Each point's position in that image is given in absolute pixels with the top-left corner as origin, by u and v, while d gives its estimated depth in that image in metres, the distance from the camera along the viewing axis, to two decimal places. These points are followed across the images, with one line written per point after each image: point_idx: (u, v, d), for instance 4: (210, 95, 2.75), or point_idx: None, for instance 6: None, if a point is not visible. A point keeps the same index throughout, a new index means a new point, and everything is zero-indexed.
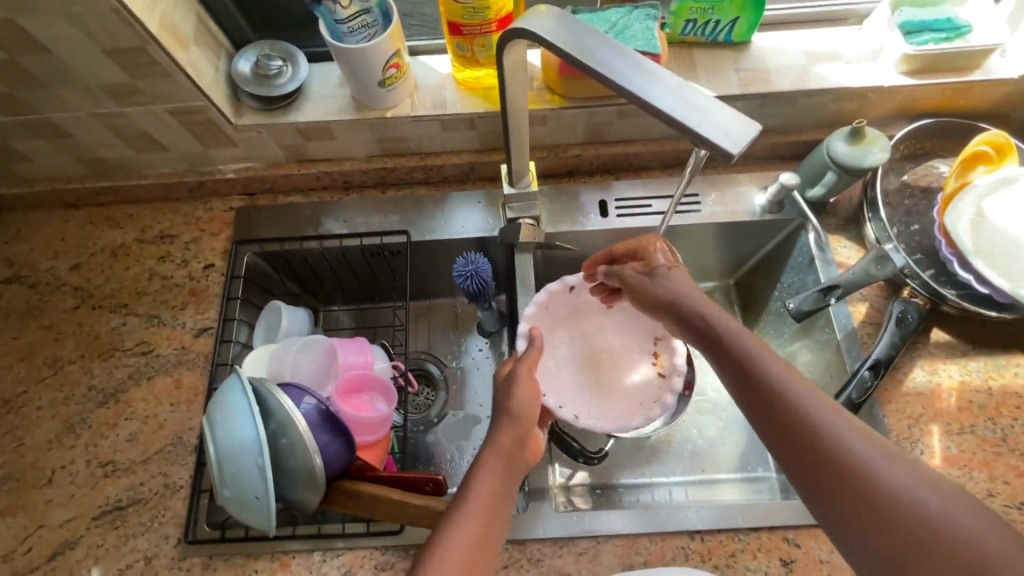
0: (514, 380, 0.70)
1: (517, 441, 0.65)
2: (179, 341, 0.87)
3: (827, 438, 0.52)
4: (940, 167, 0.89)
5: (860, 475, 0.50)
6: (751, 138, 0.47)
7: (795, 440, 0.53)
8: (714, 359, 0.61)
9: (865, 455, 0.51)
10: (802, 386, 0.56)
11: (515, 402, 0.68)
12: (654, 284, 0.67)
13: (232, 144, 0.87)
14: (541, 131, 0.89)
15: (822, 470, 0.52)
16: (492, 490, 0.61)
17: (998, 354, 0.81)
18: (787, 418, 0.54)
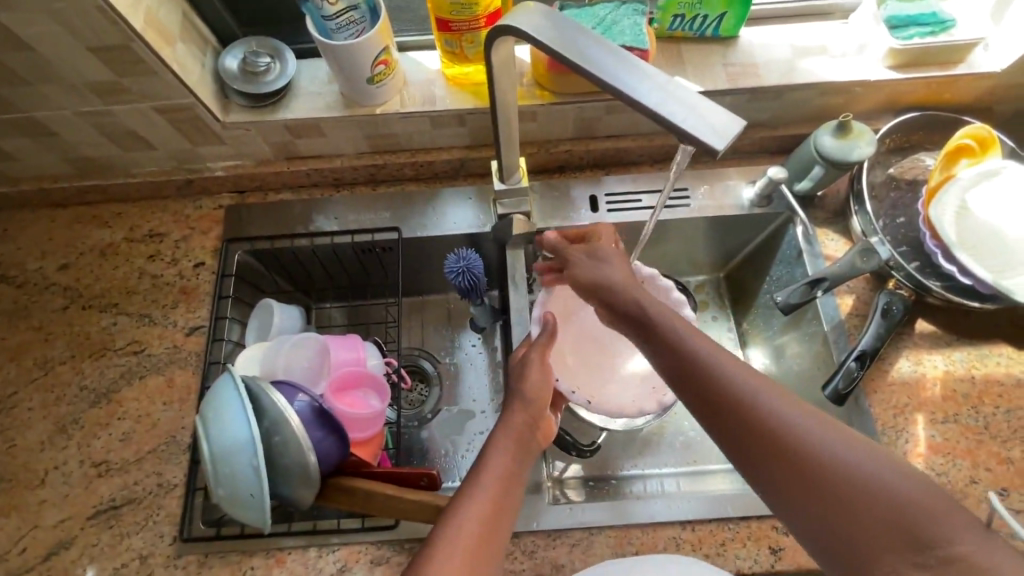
0: (526, 363, 0.72)
1: (529, 423, 0.67)
2: (171, 340, 0.87)
3: (759, 413, 0.54)
4: (925, 160, 0.90)
5: (795, 446, 0.53)
6: (739, 134, 0.47)
7: (732, 419, 0.55)
8: (648, 345, 0.63)
9: (797, 425, 0.53)
10: (732, 365, 0.58)
11: (528, 385, 0.70)
12: (596, 268, 0.70)
13: (220, 142, 0.87)
14: (532, 127, 0.89)
15: (759, 447, 0.54)
16: (505, 469, 0.63)
17: (981, 344, 0.82)
18: (723, 398, 0.56)
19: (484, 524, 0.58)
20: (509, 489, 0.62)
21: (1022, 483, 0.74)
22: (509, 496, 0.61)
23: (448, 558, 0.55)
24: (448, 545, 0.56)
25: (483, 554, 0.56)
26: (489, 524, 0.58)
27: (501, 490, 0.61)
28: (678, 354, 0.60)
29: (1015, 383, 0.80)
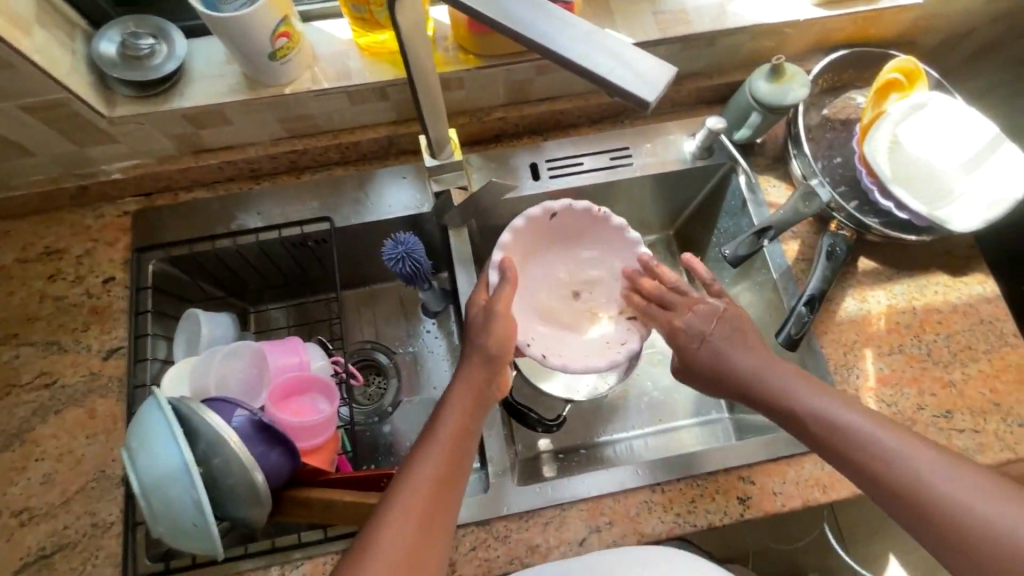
0: (488, 315, 0.71)
1: (489, 380, 0.68)
2: (86, 367, 0.78)
3: (920, 490, 0.57)
4: (856, 98, 0.90)
5: (948, 509, 0.55)
6: (667, 84, 0.43)
7: (909, 507, 0.57)
8: (800, 433, 0.64)
9: (950, 488, 0.56)
10: (886, 439, 0.59)
11: (490, 339, 0.69)
12: (718, 352, 0.71)
13: (111, 140, 0.77)
14: (460, 95, 0.83)
15: (911, 509, 0.57)
16: (456, 430, 0.64)
17: (919, 275, 0.85)
18: (867, 465, 0.59)
19: (433, 487, 0.60)
20: (463, 450, 0.64)
21: (964, 403, 0.78)
22: (462, 457, 0.63)
23: (400, 524, 0.57)
24: (400, 513, 0.57)
25: (435, 517, 0.59)
26: (439, 488, 0.60)
27: (452, 452, 0.63)
28: (816, 428, 0.63)
29: (952, 309, 0.83)
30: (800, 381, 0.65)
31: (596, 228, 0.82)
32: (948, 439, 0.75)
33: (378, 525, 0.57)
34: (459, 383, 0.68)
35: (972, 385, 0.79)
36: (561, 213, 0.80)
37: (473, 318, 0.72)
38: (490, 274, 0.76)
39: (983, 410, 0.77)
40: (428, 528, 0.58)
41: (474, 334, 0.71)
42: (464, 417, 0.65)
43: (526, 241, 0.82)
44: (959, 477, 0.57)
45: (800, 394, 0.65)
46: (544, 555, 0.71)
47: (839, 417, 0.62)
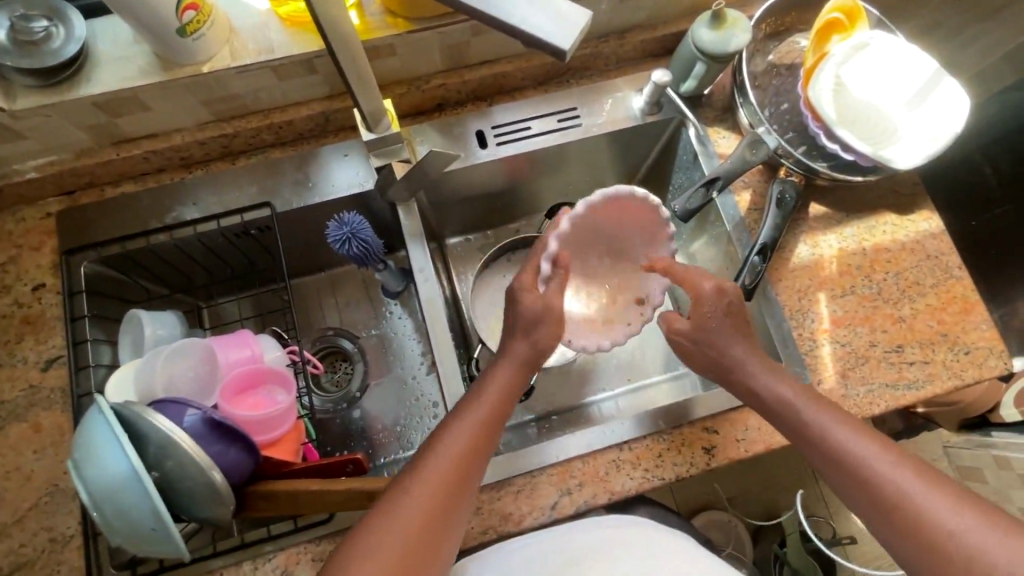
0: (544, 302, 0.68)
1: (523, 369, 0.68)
2: (25, 380, 0.74)
3: (889, 493, 0.57)
4: (799, 42, 0.89)
5: (925, 525, 0.55)
6: (584, 30, 0.41)
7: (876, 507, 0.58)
8: (783, 425, 0.66)
9: (937, 509, 0.55)
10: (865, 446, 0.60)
11: (540, 326, 0.68)
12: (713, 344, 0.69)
13: (18, 136, 0.71)
14: (394, 63, 0.79)
15: (893, 522, 0.57)
16: (496, 405, 0.65)
17: (868, 216, 0.86)
18: (852, 470, 0.60)
19: (459, 465, 0.60)
20: (494, 428, 0.64)
21: (913, 336, 0.80)
22: (493, 434, 0.64)
23: (419, 502, 0.57)
24: (420, 488, 0.58)
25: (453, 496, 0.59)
26: (464, 464, 0.60)
27: (481, 431, 0.63)
28: (814, 444, 0.63)
29: (900, 248, 0.84)
30: (805, 397, 0.65)
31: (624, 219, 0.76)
32: (899, 372, 0.78)
33: (398, 497, 0.58)
34: (515, 353, 0.68)
35: (921, 319, 0.81)
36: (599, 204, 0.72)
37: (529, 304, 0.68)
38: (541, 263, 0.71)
39: (931, 342, 0.80)
40: (446, 507, 0.58)
41: (524, 326, 0.68)
42: (502, 396, 0.66)
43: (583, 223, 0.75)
44: (953, 502, 0.55)
45: (800, 408, 0.65)
46: (518, 522, 0.72)
47: (835, 434, 0.62)
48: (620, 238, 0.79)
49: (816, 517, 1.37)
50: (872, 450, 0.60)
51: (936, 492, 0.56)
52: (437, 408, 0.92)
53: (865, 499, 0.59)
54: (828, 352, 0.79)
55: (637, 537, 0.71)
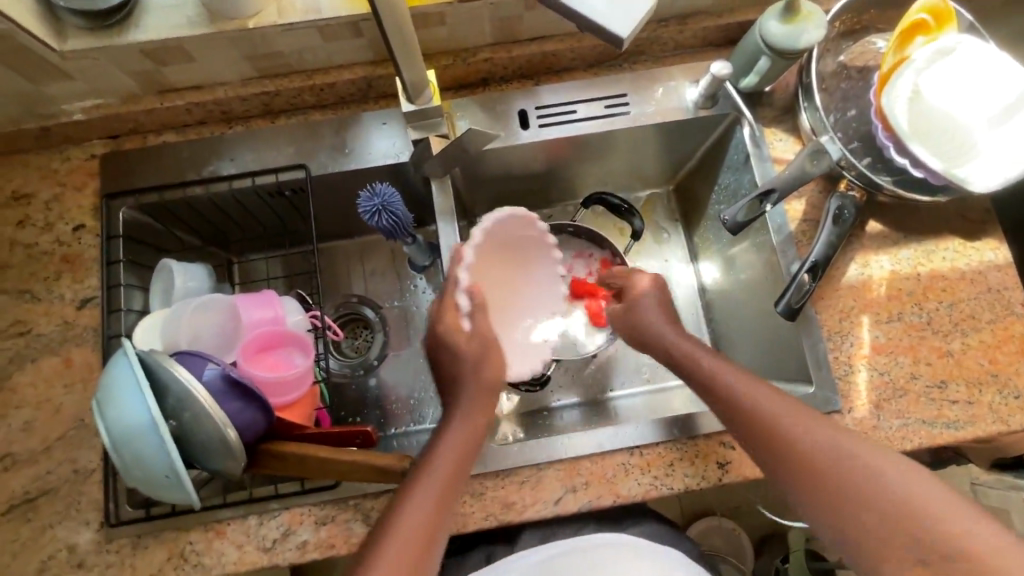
0: (485, 343, 0.69)
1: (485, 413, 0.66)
2: (60, 316, 0.77)
3: (810, 448, 0.59)
4: (876, 43, 0.83)
5: (849, 473, 0.56)
6: (643, 18, 0.37)
7: (801, 464, 0.58)
8: (709, 396, 0.68)
9: (874, 470, 0.55)
10: (785, 408, 0.62)
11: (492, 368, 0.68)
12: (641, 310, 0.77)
13: (67, 77, 0.72)
14: (441, 32, 0.76)
15: (812, 477, 0.57)
16: (463, 442, 0.63)
17: (928, 239, 0.80)
18: (773, 428, 0.61)
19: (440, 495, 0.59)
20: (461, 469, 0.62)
21: (960, 373, 0.75)
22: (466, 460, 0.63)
23: (404, 546, 0.55)
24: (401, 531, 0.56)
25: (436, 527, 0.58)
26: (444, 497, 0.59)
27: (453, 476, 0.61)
28: (750, 424, 0.63)
29: (959, 277, 0.78)
30: (724, 366, 0.68)
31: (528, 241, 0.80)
32: (938, 410, 0.73)
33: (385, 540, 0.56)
34: (469, 397, 0.66)
35: (971, 356, 0.75)
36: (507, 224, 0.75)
37: (462, 343, 0.68)
38: (460, 297, 0.69)
39: (979, 381, 0.75)
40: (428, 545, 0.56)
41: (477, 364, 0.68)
42: (464, 443, 0.63)
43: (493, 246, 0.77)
44: (888, 464, 0.55)
45: (723, 376, 0.67)
46: (519, 513, 0.72)
47: (770, 409, 0.62)
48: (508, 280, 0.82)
49: None
50: (813, 427, 0.60)
51: (866, 454, 0.57)
52: None
53: (807, 478, 0.58)
54: (864, 379, 0.75)
55: (626, 551, 0.73)
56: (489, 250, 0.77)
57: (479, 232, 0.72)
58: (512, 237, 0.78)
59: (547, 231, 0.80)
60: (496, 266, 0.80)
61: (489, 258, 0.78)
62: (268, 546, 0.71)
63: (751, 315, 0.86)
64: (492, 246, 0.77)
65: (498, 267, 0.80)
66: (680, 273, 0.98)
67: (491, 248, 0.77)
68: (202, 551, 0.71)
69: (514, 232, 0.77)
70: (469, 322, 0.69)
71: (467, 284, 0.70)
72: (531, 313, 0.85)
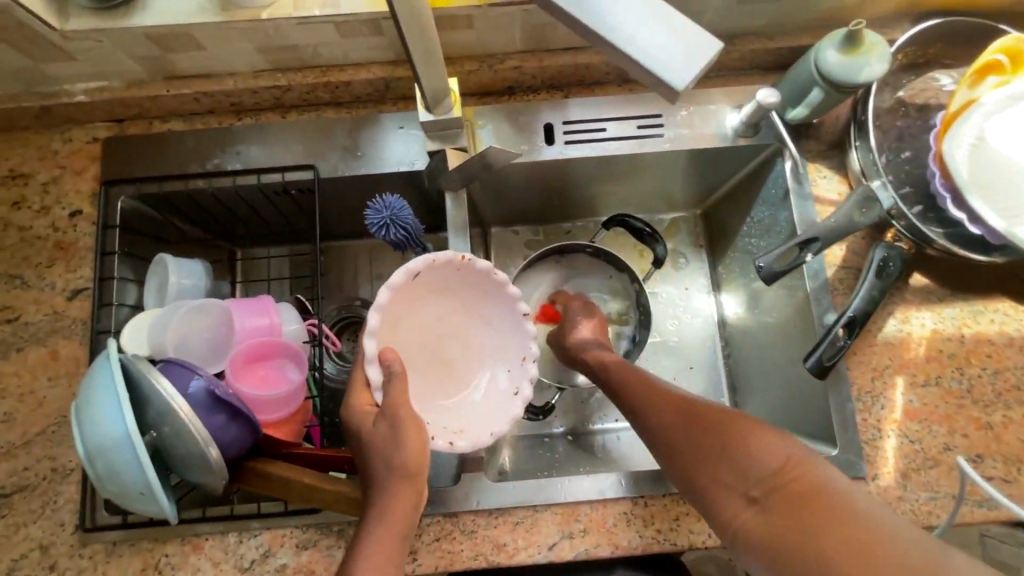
0: (395, 424, 0.55)
1: (414, 501, 0.53)
2: (49, 306, 0.74)
3: (729, 441, 0.55)
4: (940, 80, 0.76)
5: (770, 470, 0.52)
6: (698, 72, 0.35)
7: (725, 461, 0.55)
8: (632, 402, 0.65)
9: (780, 469, 0.52)
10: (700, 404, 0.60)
11: (406, 452, 0.54)
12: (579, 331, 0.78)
13: (70, 57, 0.68)
14: (469, 36, 0.71)
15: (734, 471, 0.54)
16: (385, 546, 0.50)
17: (976, 299, 0.73)
18: (697, 422, 0.58)
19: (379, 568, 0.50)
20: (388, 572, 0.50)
21: (998, 449, 0.69)
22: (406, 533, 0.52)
23: None
24: None
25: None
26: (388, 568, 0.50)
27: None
28: (663, 434, 0.60)
29: (1006, 343, 0.72)
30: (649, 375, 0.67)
31: (466, 280, 0.66)
32: (971, 486, 0.68)
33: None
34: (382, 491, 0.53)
35: (1012, 430, 0.69)
36: (424, 271, 0.63)
37: (370, 428, 0.56)
38: (369, 368, 0.59)
39: (1019, 459, 0.69)
40: None
41: (379, 447, 0.55)
42: (387, 543, 0.51)
43: (417, 292, 0.66)
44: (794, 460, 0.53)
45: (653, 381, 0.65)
46: (511, 556, 0.68)
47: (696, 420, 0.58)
48: (450, 324, 0.69)
49: None
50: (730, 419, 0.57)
51: (768, 447, 0.54)
52: None
53: (719, 482, 0.55)
54: (892, 446, 0.69)
55: None
56: (419, 296, 0.66)
57: (400, 274, 0.61)
58: (454, 280, 0.66)
59: (493, 269, 0.64)
60: (443, 313, 0.69)
61: (428, 303, 0.68)
62: (246, 567, 0.68)
63: (774, 361, 0.80)
64: (427, 291, 0.66)
65: (444, 315, 0.69)
66: (703, 303, 0.92)
67: (425, 292, 0.66)
68: (177, 565, 0.68)
69: (449, 275, 0.65)
70: (381, 396, 0.59)
71: (375, 354, 0.60)
72: (495, 367, 0.68)
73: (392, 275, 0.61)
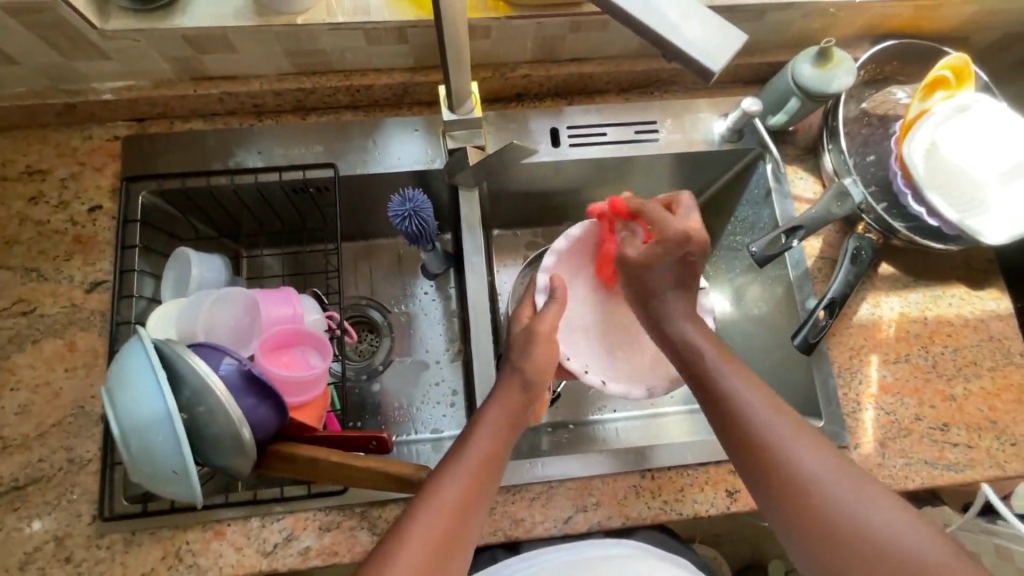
0: (530, 335, 0.67)
1: (523, 404, 0.64)
2: (67, 298, 0.74)
3: (771, 448, 0.56)
4: (897, 93, 0.86)
5: (799, 476, 0.54)
6: (734, 54, 0.40)
7: (761, 462, 0.56)
8: (683, 371, 0.64)
9: (804, 461, 0.54)
10: (751, 393, 0.59)
11: (530, 364, 0.65)
12: (646, 277, 0.67)
13: (105, 56, 0.72)
14: (485, 46, 0.78)
15: (768, 472, 0.55)
16: (494, 444, 0.60)
17: (935, 285, 0.83)
18: (740, 417, 0.58)
19: (471, 486, 0.57)
20: (491, 463, 0.59)
21: (960, 418, 0.77)
22: (498, 459, 0.60)
23: (423, 541, 0.53)
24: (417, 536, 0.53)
25: (460, 535, 0.54)
26: (476, 490, 0.57)
27: (482, 470, 0.58)
28: (717, 414, 0.60)
29: (963, 323, 0.81)
30: (703, 338, 0.64)
31: None
32: (940, 451, 0.75)
33: (393, 548, 0.52)
34: (497, 405, 0.63)
35: (972, 401, 0.78)
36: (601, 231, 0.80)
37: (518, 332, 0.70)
38: (538, 295, 0.75)
39: (978, 427, 0.77)
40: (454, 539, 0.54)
41: (518, 354, 0.67)
42: (488, 455, 0.59)
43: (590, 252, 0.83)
44: (822, 453, 0.55)
45: (704, 353, 0.63)
46: (528, 530, 0.71)
47: (747, 403, 0.58)
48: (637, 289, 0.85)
49: None
50: (776, 423, 0.57)
51: (795, 433, 0.56)
52: (456, 396, 0.91)
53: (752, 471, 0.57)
54: (870, 417, 0.76)
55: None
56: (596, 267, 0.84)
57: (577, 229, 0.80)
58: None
59: None
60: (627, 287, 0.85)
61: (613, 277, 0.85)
62: (269, 550, 0.69)
63: (761, 348, 0.86)
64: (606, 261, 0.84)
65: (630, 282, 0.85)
66: None
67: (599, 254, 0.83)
68: (198, 552, 0.68)
69: None
70: (539, 301, 0.74)
71: (545, 283, 0.76)
72: None
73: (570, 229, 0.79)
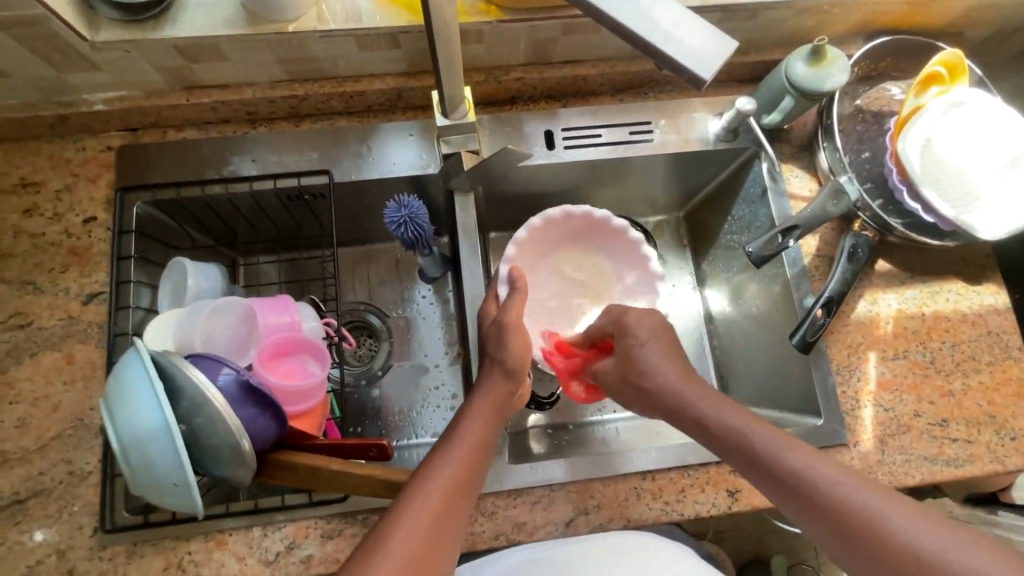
0: (502, 325, 0.68)
1: (509, 396, 0.65)
2: (64, 310, 0.74)
3: (822, 496, 0.51)
4: (891, 89, 0.86)
5: (862, 522, 0.49)
6: (727, 59, 0.40)
7: (821, 515, 0.51)
8: (706, 440, 0.61)
9: (862, 502, 0.50)
10: (780, 446, 0.55)
11: (509, 353, 0.66)
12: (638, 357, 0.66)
13: (95, 68, 0.72)
14: (477, 50, 0.78)
15: (830, 526, 0.51)
16: (482, 434, 0.61)
17: (932, 281, 0.83)
18: (780, 474, 0.54)
19: (462, 473, 0.57)
20: (480, 450, 0.60)
21: (960, 413, 0.77)
22: (488, 447, 0.61)
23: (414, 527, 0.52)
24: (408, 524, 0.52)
25: (448, 525, 0.54)
26: (470, 475, 0.58)
27: (472, 457, 0.59)
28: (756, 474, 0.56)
29: (961, 318, 0.81)
30: (713, 398, 0.62)
31: (594, 230, 0.85)
32: (939, 447, 0.75)
33: (386, 534, 0.51)
34: (484, 394, 0.64)
35: (971, 396, 0.78)
36: (559, 220, 0.83)
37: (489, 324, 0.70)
38: (500, 287, 0.76)
39: (977, 422, 0.77)
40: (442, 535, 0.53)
41: (493, 345, 0.67)
42: (477, 444, 0.60)
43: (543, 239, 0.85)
44: (879, 491, 0.50)
45: (721, 415, 0.60)
46: (530, 534, 0.71)
47: (776, 449, 0.55)
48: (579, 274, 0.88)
49: (804, 566, 1.32)
50: (817, 467, 0.53)
51: (840, 475, 0.52)
52: (456, 400, 0.91)
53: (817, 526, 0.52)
54: (869, 414, 0.77)
55: None
56: (553, 245, 0.87)
57: (539, 219, 0.81)
58: (582, 236, 0.86)
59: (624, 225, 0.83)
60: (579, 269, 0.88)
61: (558, 259, 0.88)
62: (271, 559, 0.69)
63: (761, 346, 0.86)
64: (561, 242, 0.87)
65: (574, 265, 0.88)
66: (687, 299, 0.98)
67: (550, 240, 0.86)
68: (201, 562, 0.68)
69: (574, 225, 0.84)
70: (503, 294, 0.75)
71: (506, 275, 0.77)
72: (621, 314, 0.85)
73: (531, 219, 0.81)
